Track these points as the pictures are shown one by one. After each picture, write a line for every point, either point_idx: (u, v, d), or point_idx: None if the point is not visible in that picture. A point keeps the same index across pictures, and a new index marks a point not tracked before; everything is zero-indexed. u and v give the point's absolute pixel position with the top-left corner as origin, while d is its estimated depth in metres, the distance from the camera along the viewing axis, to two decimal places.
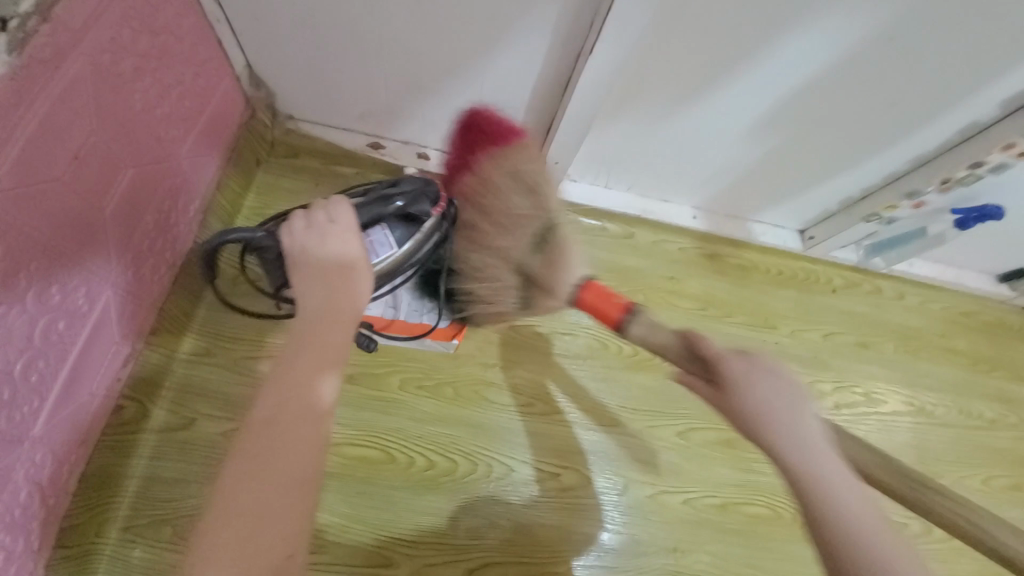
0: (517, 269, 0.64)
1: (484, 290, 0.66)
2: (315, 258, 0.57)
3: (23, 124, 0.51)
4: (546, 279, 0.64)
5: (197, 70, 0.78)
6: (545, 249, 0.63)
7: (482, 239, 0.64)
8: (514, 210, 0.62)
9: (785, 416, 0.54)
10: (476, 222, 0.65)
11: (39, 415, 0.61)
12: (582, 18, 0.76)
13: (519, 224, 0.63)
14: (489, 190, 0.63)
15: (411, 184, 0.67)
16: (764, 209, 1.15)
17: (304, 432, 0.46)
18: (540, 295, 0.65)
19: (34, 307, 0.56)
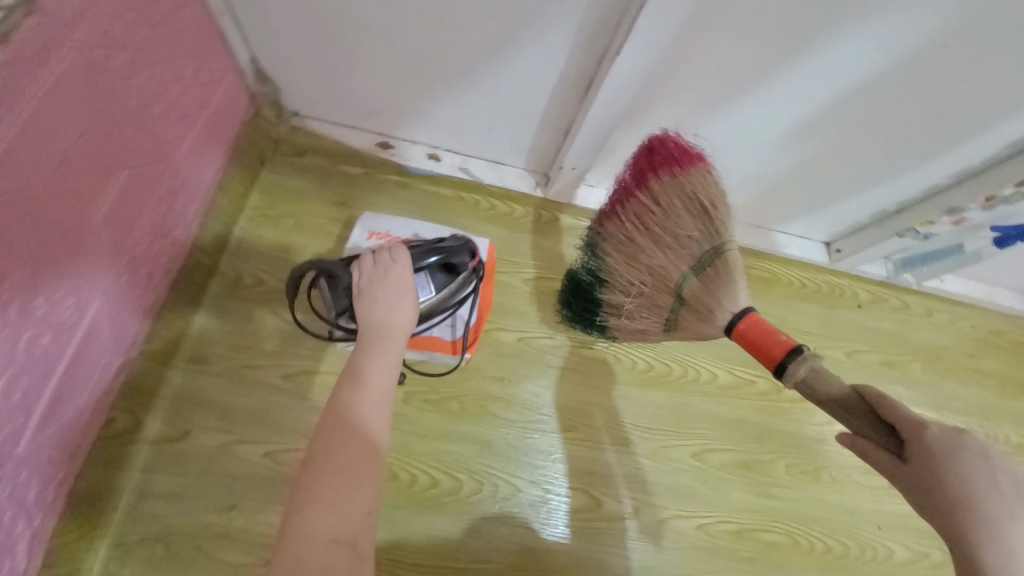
0: (673, 290, 0.66)
1: (632, 306, 0.71)
2: (375, 286, 0.70)
3: (7, 126, 0.47)
4: (701, 303, 0.63)
5: (199, 65, 0.74)
6: (703, 273, 0.63)
7: (639, 259, 0.69)
8: (678, 233, 0.66)
9: (1002, 521, 0.47)
10: (633, 243, 0.70)
11: (23, 434, 0.58)
12: (610, 16, 0.70)
13: (681, 247, 0.65)
14: (664, 212, 0.67)
15: (457, 241, 0.80)
16: (790, 219, 1.09)
17: (375, 416, 0.58)
18: (692, 318, 0.65)
19: (19, 321, 0.53)
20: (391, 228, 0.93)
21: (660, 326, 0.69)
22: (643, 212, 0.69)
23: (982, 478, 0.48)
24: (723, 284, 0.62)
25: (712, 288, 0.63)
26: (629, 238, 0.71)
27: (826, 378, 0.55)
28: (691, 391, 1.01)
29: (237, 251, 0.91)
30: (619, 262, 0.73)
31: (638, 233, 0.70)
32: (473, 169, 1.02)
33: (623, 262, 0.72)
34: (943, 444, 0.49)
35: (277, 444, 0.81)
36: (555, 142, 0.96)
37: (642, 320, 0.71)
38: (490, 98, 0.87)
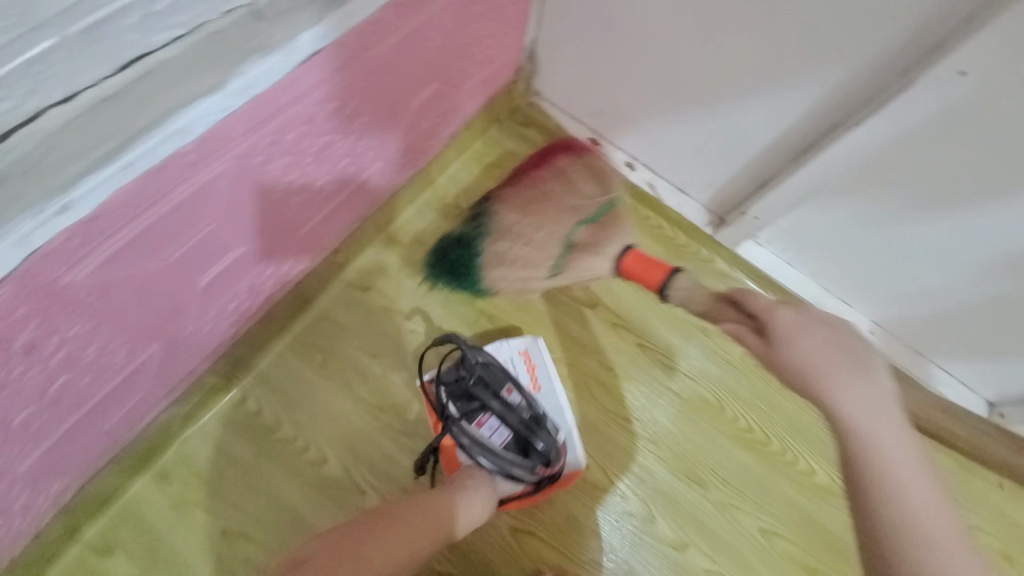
0: (561, 239, 0.76)
1: (521, 254, 0.78)
2: (460, 480, 0.83)
3: (418, 20, 0.68)
4: (588, 244, 0.74)
5: (507, 32, 0.95)
6: (592, 223, 0.75)
7: (535, 209, 0.78)
8: (572, 192, 0.77)
9: (821, 377, 0.49)
10: (528, 201, 0.80)
11: (307, 223, 0.79)
12: (861, 92, 0.76)
13: (574, 206, 0.75)
14: (563, 179, 0.79)
15: (553, 440, 0.87)
16: (955, 356, 1.02)
17: (434, 536, 0.75)
18: (579, 256, 0.74)
19: (348, 146, 0.75)
20: (538, 366, 0.96)
21: (545, 269, 0.77)
22: (541, 181, 0.81)
23: (816, 355, 0.50)
24: (610, 233, 0.73)
25: (600, 232, 0.74)
26: (531, 200, 0.79)
27: (694, 294, 0.66)
28: (780, 473, 0.98)
29: (453, 177, 1.10)
30: (519, 219, 0.79)
31: (534, 194, 0.79)
32: (659, 189, 1.12)
33: (517, 216, 0.80)
34: (789, 326, 0.53)
35: (420, 328, 0.97)
36: (744, 189, 1.02)
37: (533, 270, 0.78)
38: (709, 132, 0.97)
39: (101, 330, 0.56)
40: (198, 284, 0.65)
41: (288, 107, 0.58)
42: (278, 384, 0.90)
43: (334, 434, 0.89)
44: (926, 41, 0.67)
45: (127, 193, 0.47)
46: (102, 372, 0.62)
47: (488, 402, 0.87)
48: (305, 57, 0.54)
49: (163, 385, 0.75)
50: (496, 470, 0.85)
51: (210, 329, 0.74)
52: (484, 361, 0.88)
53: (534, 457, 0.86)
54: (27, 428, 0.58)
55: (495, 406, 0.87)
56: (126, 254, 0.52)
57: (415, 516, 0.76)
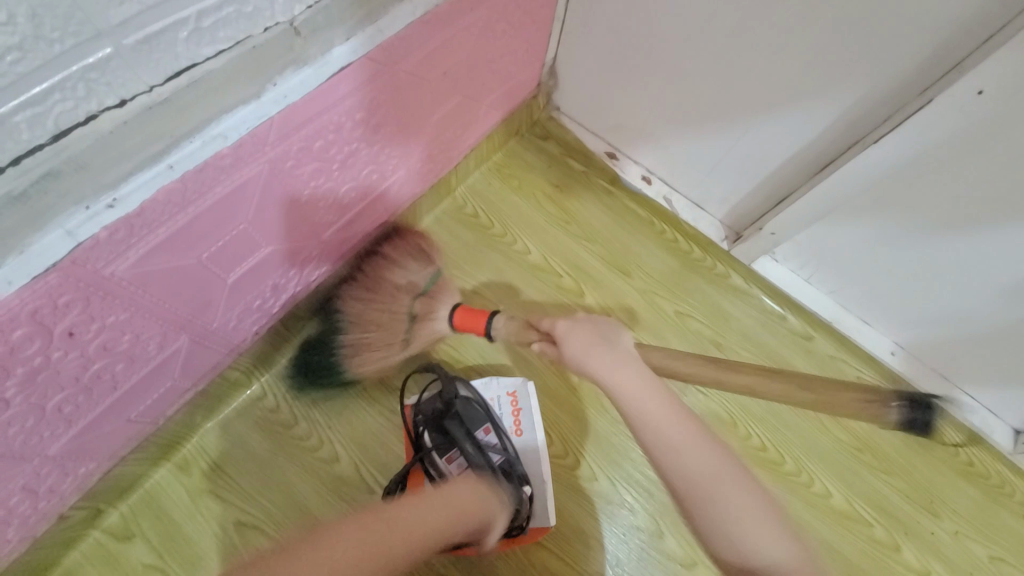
0: (397, 317, 0.86)
1: (374, 340, 0.86)
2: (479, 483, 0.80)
3: (442, 37, 0.71)
4: (425, 313, 0.87)
5: (528, 48, 0.99)
6: (422, 297, 0.88)
7: (372, 296, 0.87)
8: (400, 274, 0.89)
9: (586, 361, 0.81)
10: (365, 293, 0.87)
11: (332, 227, 0.82)
12: (879, 111, 0.77)
13: (392, 282, 0.88)
14: (398, 262, 0.90)
15: (518, 494, 0.84)
16: (983, 383, 0.98)
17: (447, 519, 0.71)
18: (421, 326, 0.87)
19: (372, 155, 0.78)
20: (524, 411, 0.94)
21: (402, 344, 0.87)
22: (364, 268, 0.91)
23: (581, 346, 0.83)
24: (440, 300, 0.88)
25: (429, 302, 0.88)
26: (367, 289, 0.87)
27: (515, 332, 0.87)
28: (792, 493, 0.97)
29: (472, 187, 1.13)
30: (362, 310, 0.86)
31: (366, 285, 0.88)
32: (675, 204, 1.13)
33: (355, 305, 0.87)
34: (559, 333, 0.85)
35: None
36: (760, 205, 1.02)
37: (393, 349, 0.87)
38: (723, 148, 0.98)
39: (137, 319, 0.60)
40: (227, 281, 0.68)
41: (319, 116, 0.61)
42: (297, 382, 0.92)
43: (349, 433, 0.91)
44: (944, 60, 0.68)
45: (170, 190, 0.50)
46: (134, 360, 0.65)
47: (461, 440, 0.85)
48: (335, 70, 0.59)
49: (188, 378, 0.78)
50: None
51: (235, 325, 0.77)
52: (465, 399, 0.89)
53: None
54: (63, 410, 0.61)
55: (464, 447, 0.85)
56: (164, 248, 0.55)
57: (418, 508, 0.69)
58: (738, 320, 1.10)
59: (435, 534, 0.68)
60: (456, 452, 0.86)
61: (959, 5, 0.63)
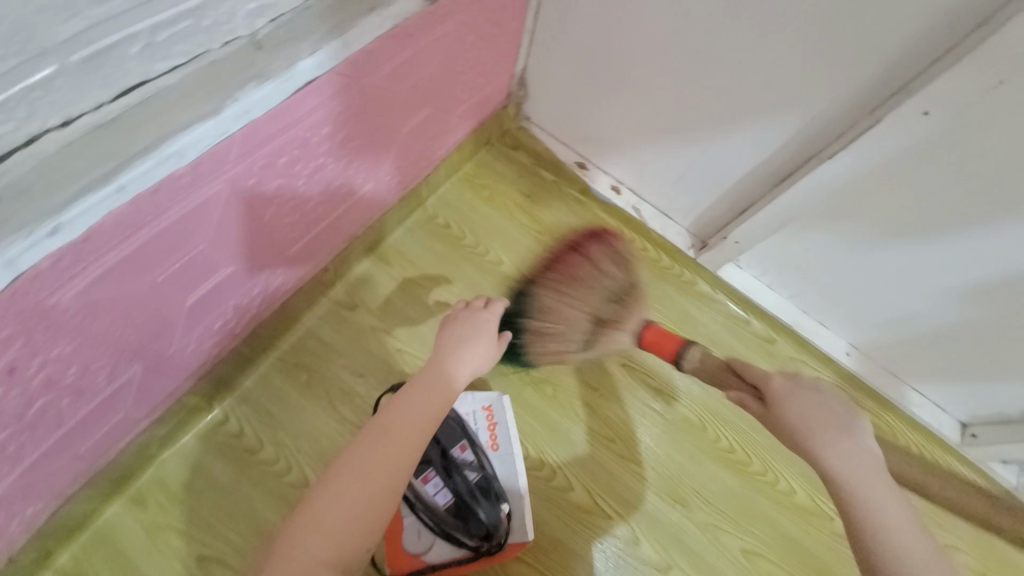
0: (591, 315, 0.82)
1: (550, 325, 0.84)
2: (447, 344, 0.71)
3: (411, 50, 0.70)
4: (614, 317, 0.83)
5: (497, 60, 0.99)
6: (616, 301, 0.84)
7: (563, 290, 0.85)
8: (603, 282, 0.85)
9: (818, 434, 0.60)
10: (559, 284, 0.86)
11: (298, 242, 0.79)
12: (831, 128, 0.81)
13: (599, 286, 0.84)
14: (591, 266, 0.87)
15: (495, 510, 0.85)
16: (929, 379, 1.05)
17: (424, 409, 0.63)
18: (608, 331, 0.83)
19: (341, 169, 0.76)
20: (500, 426, 0.92)
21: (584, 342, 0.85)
22: (577, 272, 0.87)
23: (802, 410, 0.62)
24: (633, 311, 0.83)
25: (624, 309, 0.83)
26: (565, 279, 0.86)
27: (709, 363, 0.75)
28: (762, 493, 1.00)
29: (442, 198, 1.12)
30: (553, 297, 0.85)
31: (566, 282, 0.86)
32: (644, 213, 1.15)
33: (550, 296, 0.85)
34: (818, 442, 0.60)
35: (407, 346, 0.97)
36: (724, 215, 1.06)
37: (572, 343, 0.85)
38: (690, 159, 1.01)
39: (84, 349, 0.55)
40: (185, 304, 0.65)
41: (284, 132, 0.59)
42: (261, 403, 0.89)
43: (318, 455, 0.88)
44: (890, 82, 0.73)
45: (120, 214, 0.47)
46: (81, 392, 0.60)
47: (435, 458, 0.86)
48: (303, 84, 0.56)
49: (142, 407, 0.73)
50: (433, 528, 0.84)
51: (193, 350, 0.73)
52: None
53: (473, 526, 0.84)
54: (4, 450, 0.57)
55: (438, 465, 0.86)
56: (114, 275, 0.52)
57: (390, 426, 0.60)
58: (705, 325, 1.14)
59: (412, 439, 0.60)
60: (432, 472, 0.86)
61: (905, 32, 0.68)
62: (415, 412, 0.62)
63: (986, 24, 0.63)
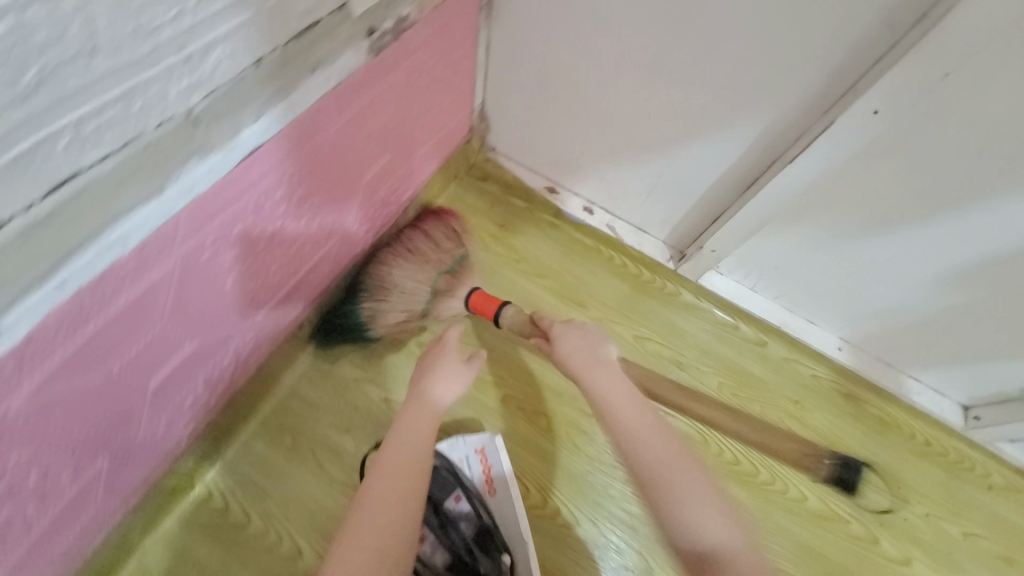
0: (429, 288, 0.89)
1: (395, 302, 0.89)
2: (424, 363, 0.77)
3: (360, 102, 0.69)
4: (448, 287, 0.90)
5: (453, 98, 0.99)
6: (449, 272, 0.91)
7: (405, 264, 0.90)
8: (435, 252, 0.91)
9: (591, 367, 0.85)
10: (398, 259, 0.91)
11: (265, 305, 0.77)
12: (787, 134, 0.82)
13: (435, 258, 0.91)
14: (427, 237, 0.94)
15: (498, 561, 0.82)
16: (925, 365, 1.04)
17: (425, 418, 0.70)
18: (442, 300, 0.90)
19: (303, 228, 0.75)
20: (495, 468, 0.88)
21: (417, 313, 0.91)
22: (408, 244, 0.93)
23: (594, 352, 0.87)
24: (463, 280, 0.92)
25: (456, 280, 0.92)
26: (403, 253, 0.91)
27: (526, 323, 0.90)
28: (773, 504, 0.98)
29: None
30: (393, 270, 0.89)
31: (402, 254, 0.91)
32: (618, 230, 1.15)
33: (386, 268, 0.90)
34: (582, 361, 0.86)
35: (395, 394, 0.94)
36: (698, 224, 1.05)
37: (412, 317, 0.90)
38: (656, 174, 1.01)
39: (41, 454, 0.53)
40: (148, 389, 0.63)
41: (234, 201, 0.57)
42: (245, 473, 0.85)
43: (309, 522, 0.84)
44: (839, 84, 0.73)
45: (62, 311, 0.45)
46: (45, 498, 0.57)
47: (429, 515, 0.83)
48: (248, 151, 0.55)
49: (115, 500, 0.70)
50: None
51: (164, 432, 0.71)
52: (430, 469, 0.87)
53: None
54: None
55: (432, 522, 0.83)
56: (64, 373, 0.49)
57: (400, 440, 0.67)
58: (693, 334, 1.13)
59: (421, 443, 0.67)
60: (428, 530, 0.83)
61: (844, 35, 0.68)
62: (421, 422, 0.69)
63: (921, 22, 0.62)
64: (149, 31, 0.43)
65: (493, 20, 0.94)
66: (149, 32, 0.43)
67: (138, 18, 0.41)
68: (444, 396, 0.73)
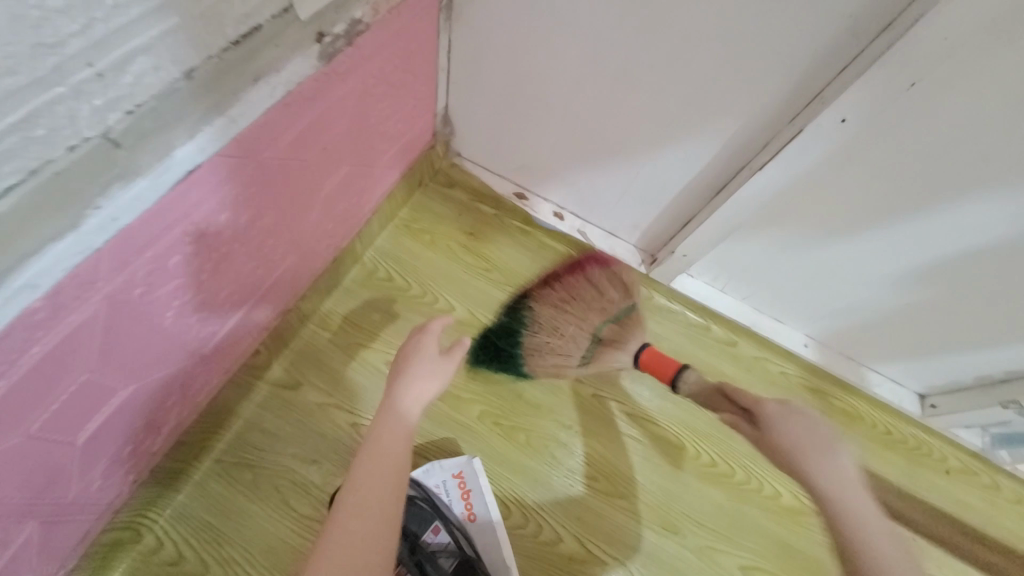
0: (592, 334, 0.76)
1: (552, 345, 0.78)
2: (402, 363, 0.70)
3: (312, 114, 0.64)
4: (615, 338, 0.75)
5: (414, 104, 0.94)
6: (618, 321, 0.76)
7: (565, 307, 0.78)
8: (603, 297, 0.77)
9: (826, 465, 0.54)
10: (556, 301, 0.79)
11: (214, 338, 0.71)
12: (756, 140, 0.81)
13: (600, 303, 0.77)
14: (597, 279, 0.79)
15: None
16: (886, 359, 1.08)
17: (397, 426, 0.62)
18: (608, 352, 0.76)
19: (253, 251, 0.69)
20: (475, 491, 0.89)
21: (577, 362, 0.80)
22: (575, 287, 0.79)
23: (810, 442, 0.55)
24: (633, 333, 0.76)
25: (627, 331, 0.76)
26: (566, 296, 0.79)
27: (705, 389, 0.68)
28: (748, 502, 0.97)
29: (381, 250, 1.05)
30: (550, 313, 0.79)
31: (568, 296, 0.78)
32: (590, 235, 1.13)
33: (549, 312, 0.79)
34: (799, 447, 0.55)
35: (365, 419, 0.88)
36: (669, 228, 1.04)
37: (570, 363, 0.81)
38: (627, 179, 0.99)
39: None
40: (77, 443, 0.56)
41: (168, 230, 0.51)
42: (199, 516, 0.78)
43: (273, 563, 0.78)
44: (807, 91, 0.73)
45: None
46: None
47: (407, 556, 0.80)
48: (181, 175, 0.49)
49: (51, 562, 0.64)
50: None
51: (101, 484, 0.65)
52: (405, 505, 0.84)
53: None
54: None
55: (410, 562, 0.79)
56: None
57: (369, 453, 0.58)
58: (667, 338, 1.12)
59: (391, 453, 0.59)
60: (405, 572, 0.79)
61: (810, 42, 0.68)
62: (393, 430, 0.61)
63: (889, 29, 0.62)
64: (54, 45, 0.36)
65: (454, 22, 0.90)
66: (54, 46, 0.36)
67: (38, 31, 0.35)
68: (422, 398, 0.66)
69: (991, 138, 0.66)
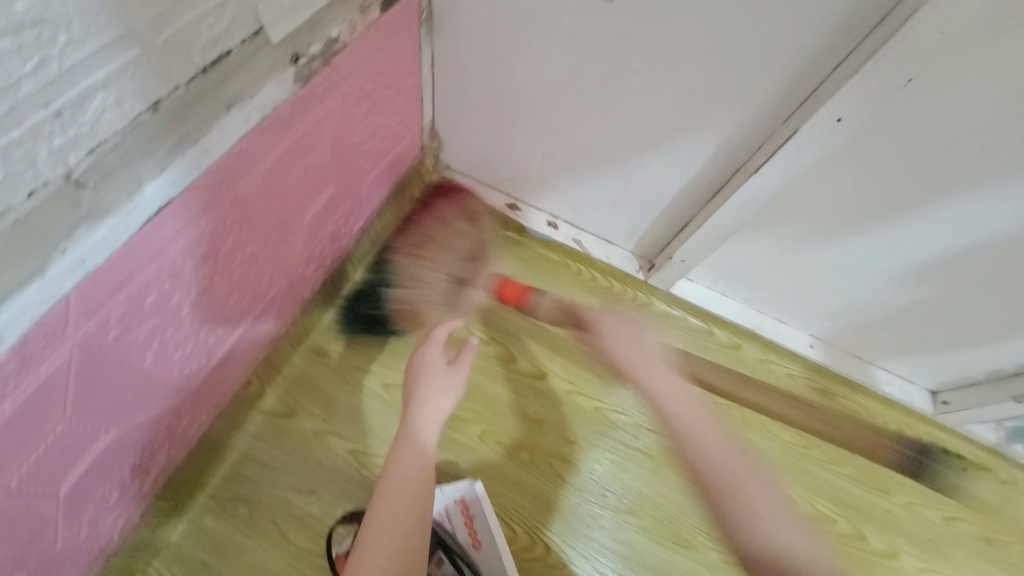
0: (455, 277, 0.85)
1: (419, 295, 0.85)
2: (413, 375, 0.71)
3: (291, 138, 0.61)
4: (464, 275, 0.85)
5: (399, 120, 0.92)
6: (467, 260, 0.86)
7: (427, 255, 0.86)
8: (456, 241, 0.87)
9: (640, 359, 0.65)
10: (418, 251, 0.87)
11: (201, 372, 0.69)
12: (749, 141, 0.79)
13: (448, 246, 0.86)
14: (449, 227, 0.90)
15: None
16: (892, 355, 1.05)
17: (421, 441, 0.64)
18: (461, 288, 0.86)
19: (237, 281, 0.66)
20: (477, 517, 0.83)
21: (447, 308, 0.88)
22: (429, 235, 0.88)
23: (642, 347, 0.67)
24: (484, 267, 0.87)
25: (475, 267, 0.86)
26: (426, 244, 0.87)
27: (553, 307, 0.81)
28: None
29: None
30: (416, 263, 0.86)
31: (425, 245, 0.87)
32: (585, 243, 1.11)
33: (410, 261, 0.87)
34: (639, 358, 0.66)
35: (363, 446, 0.86)
36: (666, 233, 1.02)
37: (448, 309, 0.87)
38: (619, 186, 0.97)
39: None
40: (60, 493, 0.54)
41: (143, 268, 0.49)
42: (195, 555, 0.76)
43: None
44: (799, 90, 0.71)
45: None
46: None
47: None
48: (151, 213, 0.47)
49: None
50: None
51: (89, 531, 0.63)
52: None
53: None
54: None
55: None
56: None
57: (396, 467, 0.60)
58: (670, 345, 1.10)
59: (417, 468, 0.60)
60: None
61: (799, 41, 0.66)
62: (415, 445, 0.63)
63: (882, 24, 0.60)
64: (4, 88, 0.35)
65: (435, 35, 0.88)
66: (5, 89, 0.35)
67: None
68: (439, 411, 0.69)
69: (993, 130, 0.64)
